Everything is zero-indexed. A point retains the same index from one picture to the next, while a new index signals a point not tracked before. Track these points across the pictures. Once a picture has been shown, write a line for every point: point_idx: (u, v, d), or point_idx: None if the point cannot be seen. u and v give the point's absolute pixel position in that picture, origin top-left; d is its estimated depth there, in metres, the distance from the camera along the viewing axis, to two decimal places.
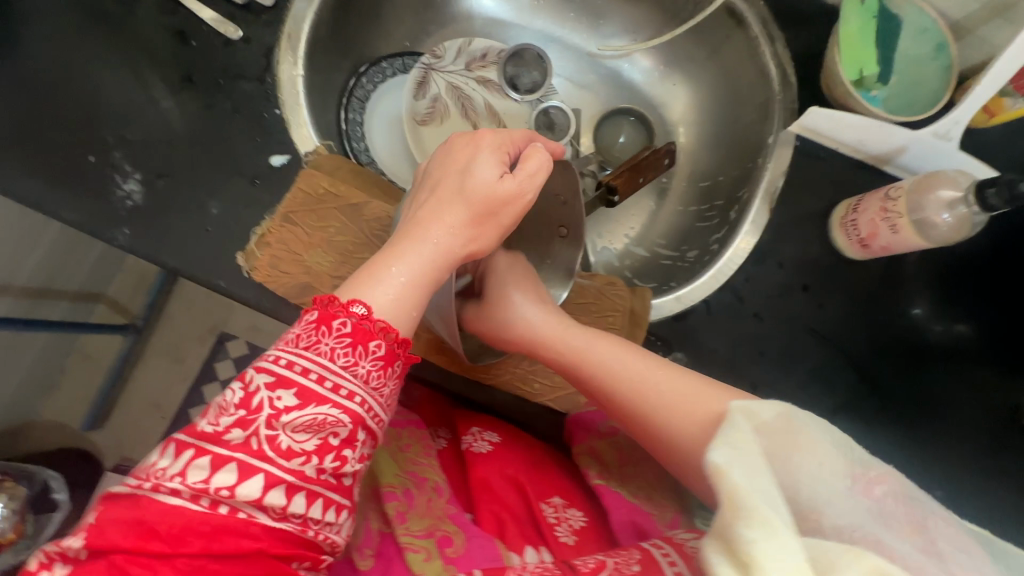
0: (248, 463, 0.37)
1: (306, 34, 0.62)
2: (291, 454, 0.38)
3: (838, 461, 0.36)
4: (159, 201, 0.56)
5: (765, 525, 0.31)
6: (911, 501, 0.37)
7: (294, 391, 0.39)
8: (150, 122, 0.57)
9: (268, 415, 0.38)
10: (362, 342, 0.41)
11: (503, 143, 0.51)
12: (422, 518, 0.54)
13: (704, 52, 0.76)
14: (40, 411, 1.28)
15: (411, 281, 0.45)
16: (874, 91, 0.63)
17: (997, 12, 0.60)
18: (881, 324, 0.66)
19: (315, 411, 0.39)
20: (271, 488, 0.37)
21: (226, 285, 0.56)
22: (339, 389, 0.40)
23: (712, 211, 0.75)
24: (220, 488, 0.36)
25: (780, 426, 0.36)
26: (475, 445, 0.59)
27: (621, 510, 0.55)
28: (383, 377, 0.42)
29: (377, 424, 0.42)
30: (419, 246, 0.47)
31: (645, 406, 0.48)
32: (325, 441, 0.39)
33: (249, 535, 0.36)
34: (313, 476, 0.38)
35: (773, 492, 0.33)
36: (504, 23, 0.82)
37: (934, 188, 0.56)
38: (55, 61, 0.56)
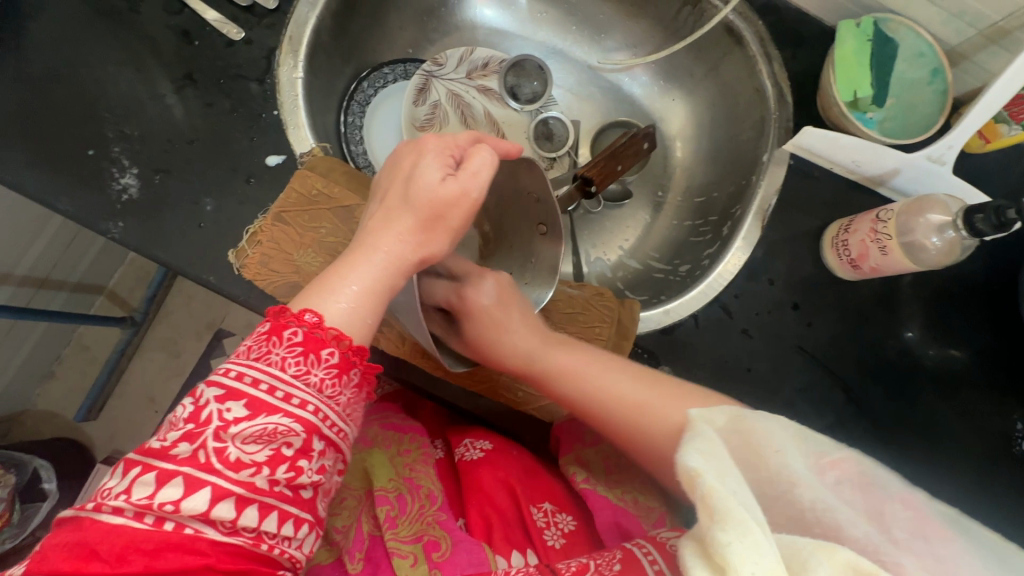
0: (194, 477, 0.36)
1: (308, 38, 0.63)
2: (239, 465, 0.37)
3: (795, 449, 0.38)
4: (154, 195, 0.56)
5: (739, 525, 0.31)
6: (872, 489, 0.37)
7: (243, 402, 0.39)
8: (151, 118, 0.58)
9: (216, 427, 0.38)
10: (313, 350, 0.42)
11: (447, 145, 0.52)
12: (412, 524, 0.54)
13: (702, 69, 0.77)
14: (35, 400, 1.29)
15: (363, 289, 0.46)
16: (869, 114, 0.64)
17: (993, 39, 0.61)
18: (871, 345, 0.66)
19: (265, 421, 0.39)
20: (219, 501, 0.36)
21: (216, 281, 0.56)
22: (290, 397, 0.40)
23: (706, 227, 0.75)
24: (164, 504, 0.35)
25: (732, 427, 0.39)
26: (468, 454, 0.60)
27: (607, 511, 0.54)
28: (338, 385, 0.42)
29: (334, 433, 0.42)
30: (371, 255, 0.48)
31: (615, 415, 0.52)
32: (278, 452, 0.39)
33: (196, 551, 0.36)
34: (265, 488, 0.38)
35: (747, 495, 0.34)
36: (507, 34, 0.83)
37: (923, 211, 0.56)
38: (62, 55, 0.57)
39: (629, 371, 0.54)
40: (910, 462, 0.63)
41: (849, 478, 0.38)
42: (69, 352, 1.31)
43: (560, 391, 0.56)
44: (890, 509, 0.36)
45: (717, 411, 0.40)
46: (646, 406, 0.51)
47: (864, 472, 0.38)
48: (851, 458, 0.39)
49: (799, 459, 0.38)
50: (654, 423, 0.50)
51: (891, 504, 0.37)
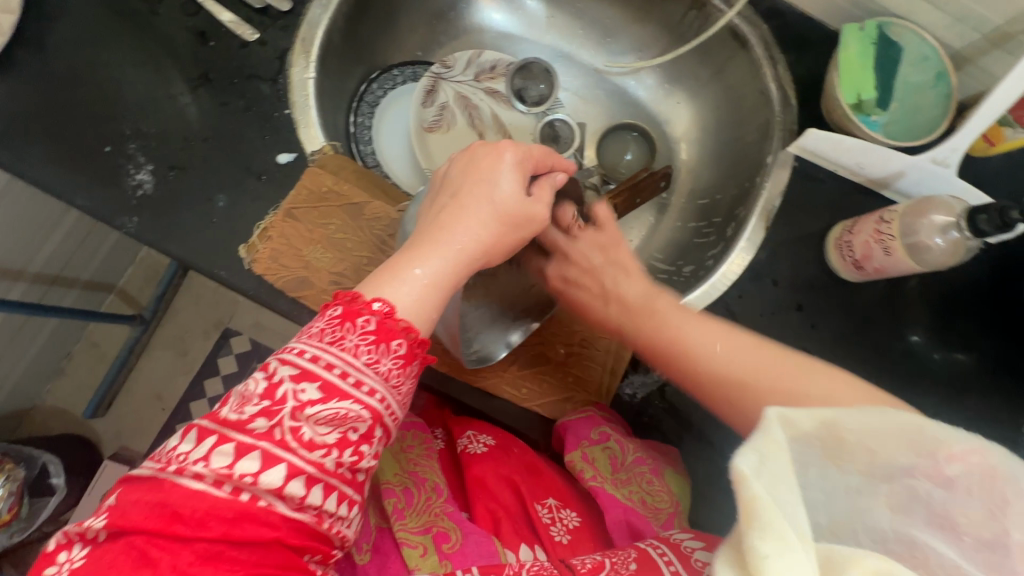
0: (272, 452, 0.37)
1: (320, 39, 0.64)
2: (313, 445, 0.38)
3: (890, 446, 0.31)
4: (168, 192, 0.58)
5: (776, 535, 0.28)
6: (1001, 484, 0.29)
7: (318, 385, 0.39)
8: (166, 116, 0.59)
9: (292, 407, 0.38)
10: (385, 340, 0.42)
11: (525, 155, 0.51)
12: (421, 516, 0.55)
13: (708, 72, 0.77)
14: (46, 396, 1.30)
15: (434, 284, 0.46)
16: (875, 116, 0.64)
17: (997, 44, 0.61)
18: (877, 346, 0.66)
19: (337, 405, 0.39)
20: (292, 479, 0.37)
21: (228, 275, 0.57)
22: (361, 384, 0.40)
23: (709, 228, 0.76)
24: (243, 475, 0.36)
25: (818, 433, 0.31)
26: (470, 447, 0.62)
27: (616, 508, 0.55)
28: (402, 375, 0.43)
29: (393, 422, 0.43)
30: (434, 261, 0.47)
31: (724, 380, 0.47)
32: (345, 435, 0.40)
33: (268, 524, 0.37)
34: (332, 469, 0.39)
35: (797, 508, 0.29)
36: (514, 37, 0.84)
37: (927, 212, 0.56)
38: (82, 55, 0.59)
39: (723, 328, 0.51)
40: None
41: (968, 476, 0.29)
42: (79, 349, 1.33)
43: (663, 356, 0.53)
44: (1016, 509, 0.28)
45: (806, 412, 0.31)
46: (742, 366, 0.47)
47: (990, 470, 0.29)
48: (981, 448, 0.29)
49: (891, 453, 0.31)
50: (768, 385, 0.45)
51: (1021, 502, 0.28)
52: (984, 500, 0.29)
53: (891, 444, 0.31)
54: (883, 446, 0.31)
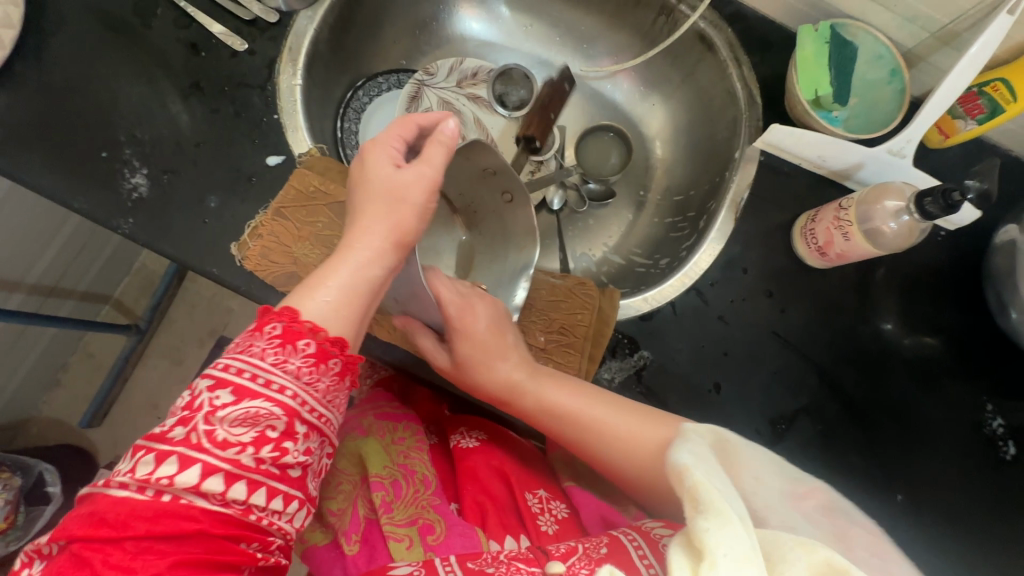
0: (188, 454, 0.39)
1: (307, 48, 0.67)
2: (227, 444, 0.40)
3: (773, 482, 0.42)
4: (162, 194, 0.61)
5: (720, 513, 0.34)
6: (840, 516, 0.42)
7: (230, 389, 0.41)
8: (161, 123, 0.62)
9: (204, 412, 0.41)
10: (291, 341, 0.44)
11: (388, 141, 0.55)
12: (407, 508, 0.58)
13: (679, 74, 0.81)
14: (42, 407, 1.32)
15: (342, 285, 0.49)
16: (834, 112, 0.68)
17: (945, 41, 0.65)
18: (846, 329, 0.69)
19: (249, 405, 0.41)
20: (209, 476, 0.39)
21: (219, 272, 0.60)
22: (271, 383, 0.42)
23: (683, 222, 0.79)
24: (160, 478, 0.39)
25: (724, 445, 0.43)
26: (463, 441, 0.63)
27: (591, 505, 0.58)
28: (316, 372, 0.44)
29: (316, 418, 0.44)
30: (348, 259, 0.50)
31: (617, 454, 0.54)
32: (263, 434, 0.41)
33: (189, 518, 0.39)
34: (252, 466, 0.40)
35: (733, 496, 0.37)
36: (493, 44, 0.88)
37: (880, 199, 0.59)
38: (78, 67, 0.62)
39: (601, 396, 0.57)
40: (883, 443, 0.66)
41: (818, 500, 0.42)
42: (76, 359, 1.35)
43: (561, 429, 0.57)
44: (855, 533, 0.41)
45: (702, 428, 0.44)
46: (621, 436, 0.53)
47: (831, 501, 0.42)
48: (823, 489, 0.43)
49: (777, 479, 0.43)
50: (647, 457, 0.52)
51: (857, 531, 0.41)
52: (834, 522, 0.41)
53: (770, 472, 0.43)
54: (767, 477, 0.42)
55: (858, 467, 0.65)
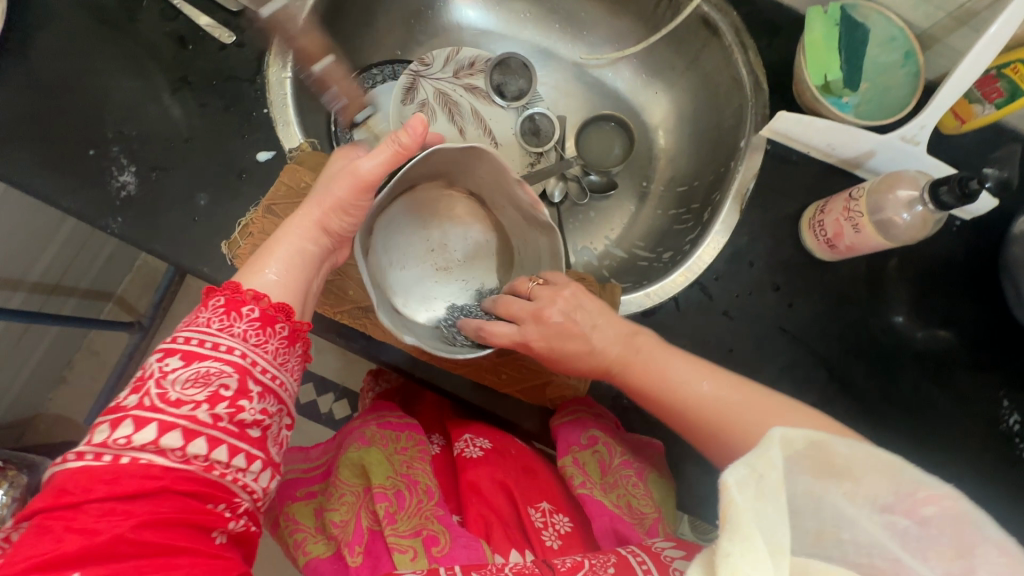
0: (143, 416, 0.39)
1: (297, 40, 0.65)
2: (180, 403, 0.40)
3: (873, 486, 0.34)
4: (151, 192, 0.59)
5: (746, 538, 0.30)
6: (968, 527, 0.32)
7: (179, 355, 0.42)
8: (149, 118, 0.61)
9: (155, 378, 0.41)
10: (234, 307, 0.44)
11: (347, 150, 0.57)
12: (411, 519, 0.56)
13: (682, 61, 0.78)
14: (49, 404, 1.33)
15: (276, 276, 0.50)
16: (845, 98, 0.66)
17: (963, 21, 0.62)
18: (855, 323, 0.67)
19: (198, 366, 0.41)
20: (167, 432, 0.39)
21: (210, 271, 0.59)
22: (218, 345, 0.43)
23: (687, 215, 0.77)
24: (118, 439, 0.38)
25: (809, 454, 0.34)
26: (466, 451, 0.63)
27: (604, 517, 0.54)
28: (263, 334, 0.45)
29: (269, 379, 0.44)
30: (287, 238, 0.52)
31: (711, 429, 0.48)
32: (216, 392, 0.41)
33: (149, 476, 0.38)
34: (209, 422, 0.40)
35: (779, 521, 0.31)
36: (490, 33, 0.86)
37: (894, 188, 0.57)
38: (64, 62, 0.60)
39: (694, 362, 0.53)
40: (895, 441, 0.64)
41: (940, 515, 0.33)
42: (80, 357, 1.35)
43: (649, 396, 0.53)
44: (979, 551, 0.32)
45: (798, 435, 0.34)
46: (726, 404, 0.48)
47: (962, 513, 0.32)
48: (953, 495, 0.32)
49: (874, 481, 0.34)
50: (737, 427, 0.47)
51: (984, 547, 0.32)
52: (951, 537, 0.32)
53: (871, 477, 0.34)
54: (867, 479, 0.34)
55: None
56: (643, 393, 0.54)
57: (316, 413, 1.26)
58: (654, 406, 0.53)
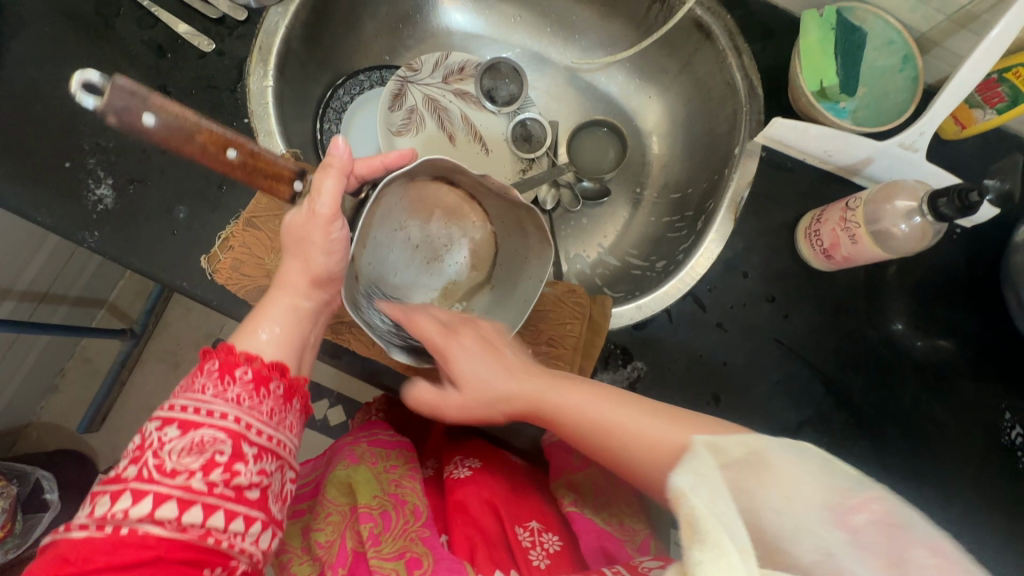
0: (140, 487, 0.38)
1: (279, 47, 0.64)
2: (175, 472, 0.38)
3: (810, 491, 0.34)
4: (128, 205, 0.58)
5: (716, 547, 0.29)
6: (900, 532, 0.32)
7: (176, 424, 0.40)
8: (127, 129, 0.59)
9: (152, 448, 0.39)
10: (227, 371, 0.43)
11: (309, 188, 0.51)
12: (395, 541, 0.55)
13: (676, 64, 0.77)
14: (40, 412, 1.31)
15: (275, 337, 0.47)
16: (841, 103, 0.64)
17: (962, 24, 0.60)
18: (853, 334, 0.65)
19: (193, 435, 0.40)
20: (163, 502, 0.37)
21: (190, 286, 0.57)
22: (211, 411, 0.41)
23: (681, 222, 0.75)
24: (115, 512, 0.37)
25: (747, 458, 0.36)
26: (456, 472, 0.62)
27: (592, 535, 0.54)
28: (257, 397, 0.43)
29: (266, 439, 0.42)
30: (281, 293, 0.50)
31: (641, 458, 0.47)
32: (211, 459, 0.39)
33: (144, 548, 0.36)
34: (204, 489, 0.39)
35: (736, 519, 0.31)
36: (480, 37, 0.84)
37: (891, 198, 0.55)
38: (39, 72, 0.59)
39: (596, 390, 0.52)
40: (892, 455, 0.62)
41: (872, 521, 0.33)
42: (72, 365, 1.34)
43: (580, 435, 0.50)
44: (912, 555, 0.31)
45: (731, 441, 0.37)
46: (655, 437, 0.46)
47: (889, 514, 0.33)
48: (877, 499, 0.34)
49: (813, 490, 0.34)
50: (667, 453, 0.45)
51: (916, 550, 0.32)
52: (886, 546, 0.32)
53: (809, 483, 0.34)
54: (802, 485, 0.34)
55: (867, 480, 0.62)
56: (574, 430, 0.50)
57: (311, 420, 1.25)
58: (586, 443, 0.50)
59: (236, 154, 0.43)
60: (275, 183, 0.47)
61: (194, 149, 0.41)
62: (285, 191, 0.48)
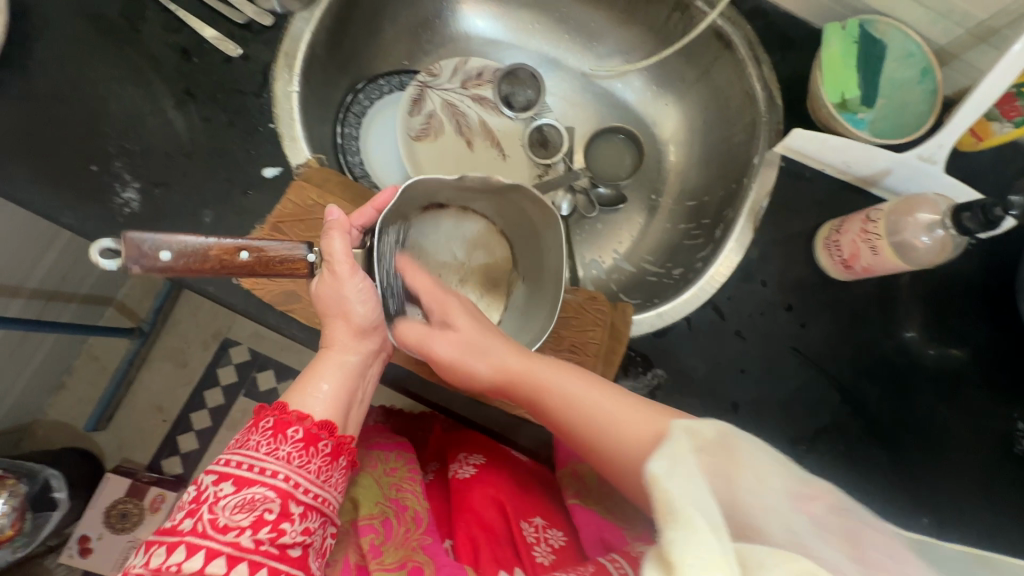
0: (195, 541, 0.39)
1: (303, 52, 0.64)
2: (227, 528, 0.40)
3: (774, 478, 0.35)
4: (155, 208, 0.58)
5: (686, 522, 0.29)
6: (849, 521, 0.34)
7: (231, 480, 0.42)
8: (152, 132, 0.60)
9: (207, 503, 0.41)
10: (281, 430, 0.45)
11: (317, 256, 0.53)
12: (397, 550, 0.54)
13: (694, 73, 0.77)
14: (47, 410, 1.31)
15: (332, 389, 0.50)
16: (860, 115, 0.64)
17: (982, 38, 0.61)
18: (869, 344, 0.66)
19: (246, 492, 0.42)
20: (213, 559, 0.39)
21: (214, 290, 0.58)
22: (264, 469, 0.43)
23: (698, 230, 0.76)
24: (170, 566, 0.39)
25: (719, 442, 0.35)
26: (460, 471, 0.63)
27: (592, 527, 0.56)
28: (306, 456, 0.45)
29: (312, 498, 0.44)
30: (328, 352, 0.52)
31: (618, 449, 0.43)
32: (260, 516, 0.41)
33: None
34: (251, 547, 0.40)
35: (710, 501, 0.30)
36: (498, 43, 0.85)
37: (913, 211, 0.56)
38: (64, 74, 0.59)
39: (584, 375, 0.49)
40: (907, 464, 0.63)
41: (831, 508, 0.34)
42: (79, 363, 1.34)
43: (553, 415, 0.48)
44: (862, 538, 0.34)
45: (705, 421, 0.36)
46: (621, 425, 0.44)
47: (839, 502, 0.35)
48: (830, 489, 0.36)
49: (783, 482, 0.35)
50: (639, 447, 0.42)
51: (863, 534, 0.34)
52: (839, 527, 0.34)
53: (772, 474, 0.35)
54: (773, 475, 0.35)
55: (884, 488, 0.62)
56: (549, 408, 0.48)
57: None
58: (559, 424, 0.48)
59: (250, 256, 0.44)
60: (293, 267, 0.48)
61: (211, 265, 0.43)
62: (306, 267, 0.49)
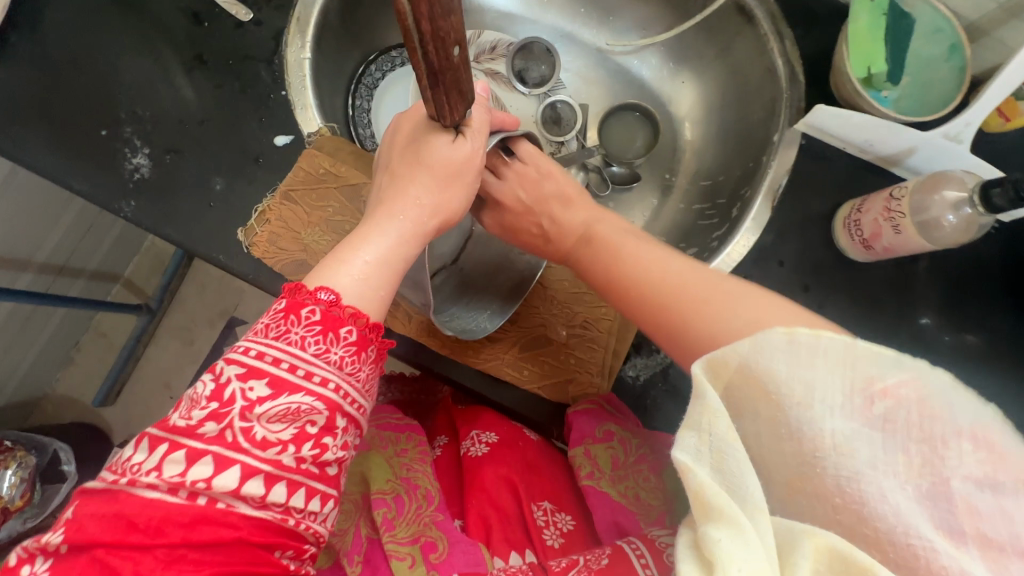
0: (224, 454, 0.37)
1: (316, 20, 0.62)
2: (266, 443, 0.38)
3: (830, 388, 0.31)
4: (165, 175, 0.57)
5: (729, 522, 0.31)
6: (932, 417, 0.30)
7: (268, 380, 0.39)
8: (163, 98, 0.59)
9: (242, 407, 0.38)
10: (332, 329, 0.41)
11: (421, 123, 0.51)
12: (410, 525, 0.55)
13: (713, 49, 0.76)
14: (56, 385, 1.32)
15: (379, 262, 0.46)
16: (885, 91, 0.62)
17: (1013, 13, 0.59)
18: (887, 327, 0.65)
19: (288, 400, 0.39)
20: (249, 478, 0.37)
21: (227, 259, 0.57)
22: (312, 375, 0.39)
23: (713, 210, 0.74)
24: (196, 481, 0.36)
25: (742, 378, 0.33)
26: (472, 449, 0.62)
27: (605, 510, 0.55)
28: (357, 363, 0.42)
29: (356, 410, 0.42)
30: (387, 221, 0.48)
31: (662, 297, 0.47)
32: (302, 429, 0.39)
33: (227, 524, 0.36)
34: (292, 465, 0.38)
35: (747, 474, 0.32)
36: (513, 16, 0.83)
37: (939, 189, 0.55)
38: (74, 37, 0.58)
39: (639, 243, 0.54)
40: None
41: (905, 408, 0.30)
42: (87, 339, 1.34)
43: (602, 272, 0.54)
44: (950, 450, 0.30)
45: (729, 357, 0.33)
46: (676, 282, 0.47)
47: (924, 397, 0.30)
48: (915, 377, 0.30)
49: (834, 400, 0.31)
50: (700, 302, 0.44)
51: (952, 446, 0.30)
52: (912, 439, 0.30)
53: (821, 373, 0.31)
54: (822, 385, 0.31)
55: None
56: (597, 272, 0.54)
57: None
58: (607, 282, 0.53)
59: (459, 57, 0.37)
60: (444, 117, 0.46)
61: (453, 37, 0.35)
62: (460, 113, 0.45)
